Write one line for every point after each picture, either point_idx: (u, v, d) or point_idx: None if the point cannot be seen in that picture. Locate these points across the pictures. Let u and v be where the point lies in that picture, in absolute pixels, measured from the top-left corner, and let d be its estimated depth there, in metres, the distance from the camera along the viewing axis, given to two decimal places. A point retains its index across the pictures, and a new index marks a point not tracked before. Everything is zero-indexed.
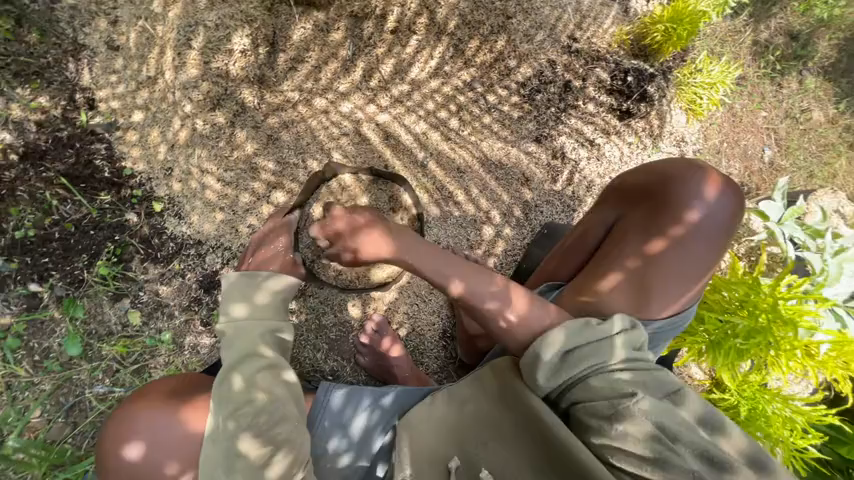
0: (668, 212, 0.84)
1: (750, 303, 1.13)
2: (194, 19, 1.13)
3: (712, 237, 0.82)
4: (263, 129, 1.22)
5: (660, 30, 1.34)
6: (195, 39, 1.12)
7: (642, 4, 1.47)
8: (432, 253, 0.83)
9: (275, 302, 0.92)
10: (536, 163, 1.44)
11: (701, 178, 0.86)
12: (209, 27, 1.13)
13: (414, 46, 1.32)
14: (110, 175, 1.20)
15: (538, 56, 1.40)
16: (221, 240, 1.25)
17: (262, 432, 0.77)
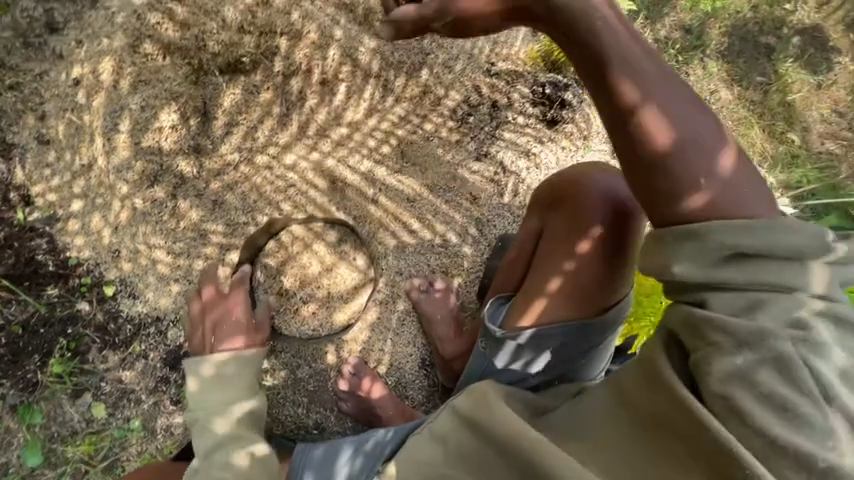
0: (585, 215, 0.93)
1: None
2: (118, 104, 1.15)
3: (622, 233, 0.93)
4: (207, 195, 1.22)
5: (560, 47, 1.50)
6: (123, 124, 1.13)
7: None
8: (672, 84, 0.71)
9: (235, 374, 0.91)
10: (481, 180, 1.51)
11: (604, 180, 0.97)
12: (134, 110, 1.14)
13: (345, 93, 1.39)
14: (54, 267, 1.17)
15: (463, 83, 1.49)
16: (180, 312, 1.23)
17: None
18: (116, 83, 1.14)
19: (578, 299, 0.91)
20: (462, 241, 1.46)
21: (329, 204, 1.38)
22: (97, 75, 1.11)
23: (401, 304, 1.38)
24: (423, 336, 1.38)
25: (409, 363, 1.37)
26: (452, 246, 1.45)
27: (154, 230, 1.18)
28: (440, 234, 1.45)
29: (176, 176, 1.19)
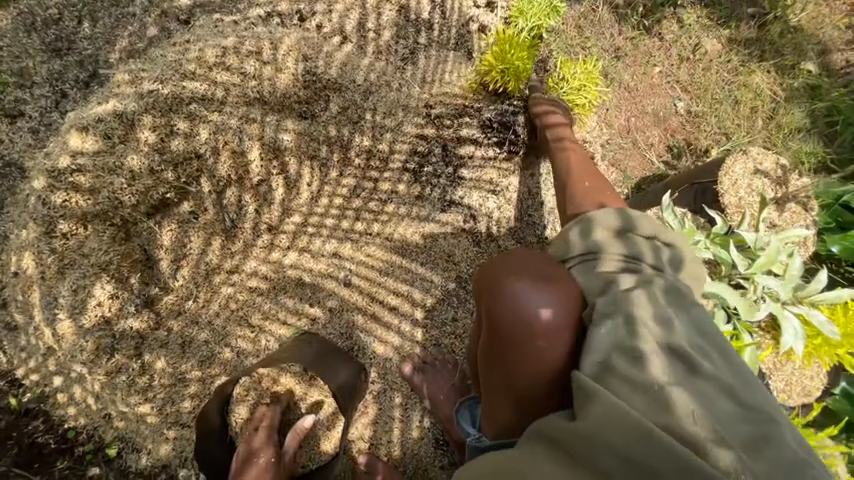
0: (508, 340, 0.73)
1: None
2: (51, 293, 1.12)
3: (563, 329, 0.73)
4: (174, 339, 1.20)
5: (497, 76, 1.32)
6: (61, 308, 1.11)
7: (479, 49, 1.45)
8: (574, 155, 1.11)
9: None
10: (453, 231, 1.37)
11: (526, 278, 0.75)
12: (68, 296, 1.12)
13: (285, 184, 1.30)
14: (57, 442, 1.20)
15: (405, 135, 1.36)
16: (183, 453, 1.22)
17: None
18: (45, 272, 1.12)
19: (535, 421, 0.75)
20: (446, 304, 1.35)
21: (300, 304, 1.29)
22: (38, 259, 1.12)
23: (399, 388, 1.30)
24: (430, 415, 1.30)
25: (423, 446, 1.29)
26: (437, 312, 1.34)
27: (131, 388, 1.16)
28: (422, 302, 1.34)
29: (133, 337, 1.17)
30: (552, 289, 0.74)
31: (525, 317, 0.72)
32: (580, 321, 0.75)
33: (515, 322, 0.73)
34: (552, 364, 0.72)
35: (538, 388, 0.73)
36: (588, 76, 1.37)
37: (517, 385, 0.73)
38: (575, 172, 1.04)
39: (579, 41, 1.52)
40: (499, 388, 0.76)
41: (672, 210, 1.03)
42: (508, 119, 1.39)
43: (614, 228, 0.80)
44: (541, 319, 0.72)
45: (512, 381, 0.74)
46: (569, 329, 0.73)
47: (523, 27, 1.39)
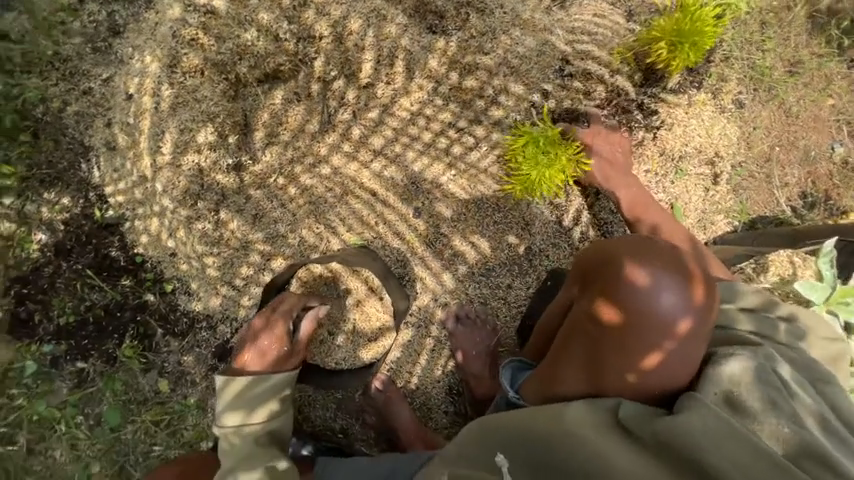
0: (634, 330, 0.73)
1: None
2: (161, 126, 1.17)
3: (690, 343, 0.74)
4: (248, 208, 1.24)
5: (665, 48, 1.14)
6: (164, 146, 1.17)
7: (650, 9, 1.24)
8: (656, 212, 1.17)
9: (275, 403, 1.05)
10: (538, 202, 1.30)
11: (679, 279, 0.73)
12: (174, 133, 1.17)
13: (389, 95, 1.25)
14: (125, 262, 1.32)
15: (524, 86, 1.25)
16: (227, 312, 1.33)
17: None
18: (157, 105, 1.17)
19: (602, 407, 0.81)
20: (506, 269, 1.31)
21: (367, 219, 1.29)
22: (153, 87, 1.17)
23: (432, 330, 1.33)
24: (452, 364, 1.33)
25: (436, 387, 1.34)
26: (496, 274, 1.31)
27: (200, 240, 1.24)
28: (483, 259, 1.31)
29: (216, 193, 1.22)
30: (697, 298, 0.73)
31: (660, 312, 0.72)
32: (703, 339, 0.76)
33: (651, 320, 0.72)
34: (660, 366, 0.75)
35: (634, 378, 0.76)
36: (675, 22, 1.12)
37: (613, 367, 0.77)
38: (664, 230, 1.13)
39: (756, 39, 1.29)
40: (590, 367, 0.79)
41: (833, 259, 1.01)
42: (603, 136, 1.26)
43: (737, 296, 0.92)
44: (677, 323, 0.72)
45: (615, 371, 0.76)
46: (694, 342, 0.74)
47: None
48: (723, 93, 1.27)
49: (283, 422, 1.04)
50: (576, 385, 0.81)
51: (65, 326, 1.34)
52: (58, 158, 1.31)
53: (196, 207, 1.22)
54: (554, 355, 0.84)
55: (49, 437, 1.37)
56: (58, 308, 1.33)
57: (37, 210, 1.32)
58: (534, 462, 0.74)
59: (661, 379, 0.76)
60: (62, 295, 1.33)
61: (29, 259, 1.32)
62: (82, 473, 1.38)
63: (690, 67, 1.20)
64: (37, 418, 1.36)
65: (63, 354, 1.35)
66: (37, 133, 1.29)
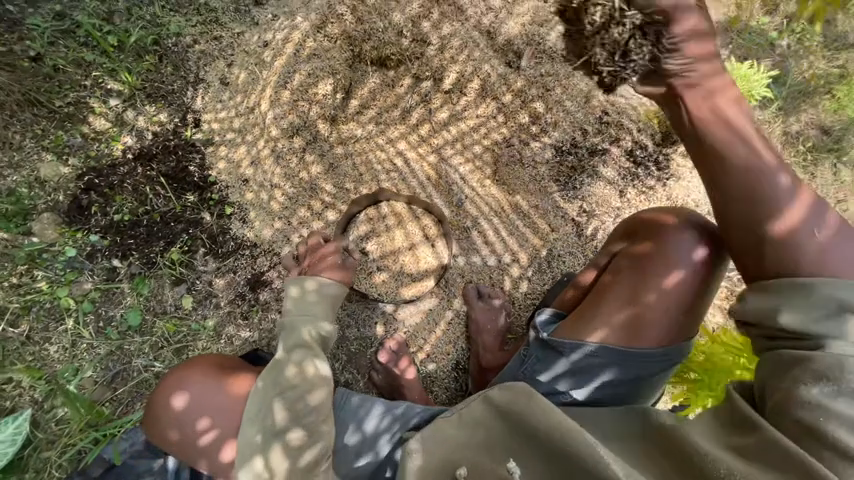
0: (664, 255, 0.93)
1: None
2: (293, 67, 1.45)
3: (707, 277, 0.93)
4: (327, 157, 1.46)
5: None
6: (291, 82, 1.44)
7: None
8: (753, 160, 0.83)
9: (323, 300, 0.92)
10: (564, 216, 1.53)
11: (697, 221, 0.97)
12: (303, 74, 1.45)
13: (463, 104, 1.54)
14: (198, 179, 1.45)
15: (570, 123, 1.55)
16: (274, 245, 1.44)
17: (290, 394, 0.79)
18: (297, 52, 1.46)
19: (630, 334, 0.92)
20: (529, 265, 1.50)
21: (421, 194, 1.49)
22: (300, 39, 1.46)
23: (453, 304, 1.46)
24: (464, 340, 1.45)
25: (445, 360, 1.44)
26: (519, 268, 1.50)
27: (280, 172, 1.44)
28: (510, 252, 1.50)
29: (310, 134, 1.46)
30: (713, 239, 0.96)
31: (693, 248, 0.93)
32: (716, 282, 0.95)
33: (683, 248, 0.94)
34: (686, 292, 0.92)
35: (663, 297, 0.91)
36: None
37: (649, 290, 0.92)
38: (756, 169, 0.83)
39: None
40: (630, 286, 0.94)
41: None
42: (624, 177, 1.55)
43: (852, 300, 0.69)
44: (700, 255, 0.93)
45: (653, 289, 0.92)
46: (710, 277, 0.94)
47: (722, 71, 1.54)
48: None
49: (328, 330, 0.90)
50: (616, 305, 0.94)
51: (117, 222, 1.41)
52: (169, 81, 1.49)
53: (292, 140, 1.46)
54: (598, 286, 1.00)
55: (52, 328, 1.34)
56: (117, 205, 1.41)
57: (135, 117, 1.47)
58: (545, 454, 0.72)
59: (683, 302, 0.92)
60: (127, 195, 1.42)
61: (110, 156, 1.44)
62: (69, 374, 1.31)
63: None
64: (49, 306, 1.35)
65: (103, 248, 1.39)
66: (162, 57, 1.50)
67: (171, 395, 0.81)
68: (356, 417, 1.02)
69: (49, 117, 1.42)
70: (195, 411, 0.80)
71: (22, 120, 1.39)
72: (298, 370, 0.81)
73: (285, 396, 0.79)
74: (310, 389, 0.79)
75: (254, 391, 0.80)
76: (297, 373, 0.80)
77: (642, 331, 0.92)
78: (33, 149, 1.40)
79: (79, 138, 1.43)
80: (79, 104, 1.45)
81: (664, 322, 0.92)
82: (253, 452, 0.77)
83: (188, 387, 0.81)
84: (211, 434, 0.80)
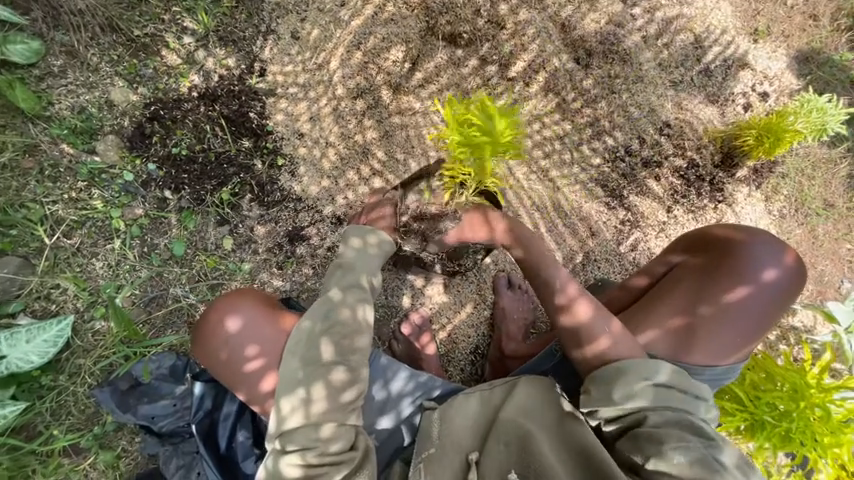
0: (730, 270, 0.91)
1: (798, 389, 1.13)
2: (369, 29, 1.47)
3: (771, 300, 0.90)
4: (384, 124, 1.47)
5: (755, 137, 1.41)
6: (364, 44, 1.46)
7: (740, 112, 1.56)
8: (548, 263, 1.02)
9: (378, 251, 0.96)
10: (606, 222, 1.51)
11: (773, 243, 0.93)
12: (377, 38, 1.46)
13: (524, 94, 1.53)
14: (256, 127, 1.48)
15: (629, 129, 1.52)
16: (318, 202, 1.47)
17: (338, 333, 0.84)
18: (374, 15, 1.47)
19: (681, 344, 0.90)
20: (563, 264, 1.49)
21: None
22: (381, 2, 1.47)
23: (483, 290, 1.47)
24: (488, 325, 1.47)
25: (465, 343, 1.45)
26: None
27: (336, 132, 1.47)
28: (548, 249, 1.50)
29: (371, 99, 1.47)
30: (788, 261, 0.92)
31: (762, 269, 0.90)
32: (781, 307, 0.92)
33: (750, 266, 0.91)
34: (747, 309, 0.89)
35: (721, 313, 0.89)
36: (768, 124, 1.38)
37: (707, 301, 0.90)
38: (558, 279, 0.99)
39: (809, 173, 1.57)
40: (686, 297, 0.92)
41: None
42: (675, 192, 1.51)
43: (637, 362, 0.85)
44: (768, 277, 0.90)
45: (710, 304, 0.90)
46: (775, 302, 0.91)
47: (795, 101, 1.48)
48: (772, 199, 1.55)
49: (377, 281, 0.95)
50: (669, 314, 0.92)
51: (174, 155, 1.45)
52: (242, 27, 1.52)
53: (353, 102, 1.48)
54: (652, 292, 0.98)
55: (100, 245, 1.40)
56: (177, 138, 1.46)
57: (205, 57, 1.51)
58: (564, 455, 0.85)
59: (741, 322, 0.89)
60: (187, 131, 1.46)
61: (177, 91, 1.48)
62: (110, 291, 1.38)
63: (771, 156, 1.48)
64: (101, 223, 1.41)
65: (158, 178, 1.44)
66: (239, 2, 1.52)
67: (222, 320, 0.85)
68: (383, 378, 1.04)
69: (126, 45, 1.47)
70: (243, 338, 0.85)
71: (102, 44, 1.45)
72: (351, 312, 0.85)
73: (334, 332, 0.83)
74: (361, 333, 0.85)
75: (303, 324, 0.84)
76: (350, 315, 0.85)
77: (696, 341, 0.89)
78: (107, 73, 1.45)
79: (151, 70, 1.48)
80: (156, 37, 1.49)
81: (718, 338, 0.89)
82: (295, 384, 0.80)
83: (238, 314, 0.85)
84: (257, 363, 0.84)
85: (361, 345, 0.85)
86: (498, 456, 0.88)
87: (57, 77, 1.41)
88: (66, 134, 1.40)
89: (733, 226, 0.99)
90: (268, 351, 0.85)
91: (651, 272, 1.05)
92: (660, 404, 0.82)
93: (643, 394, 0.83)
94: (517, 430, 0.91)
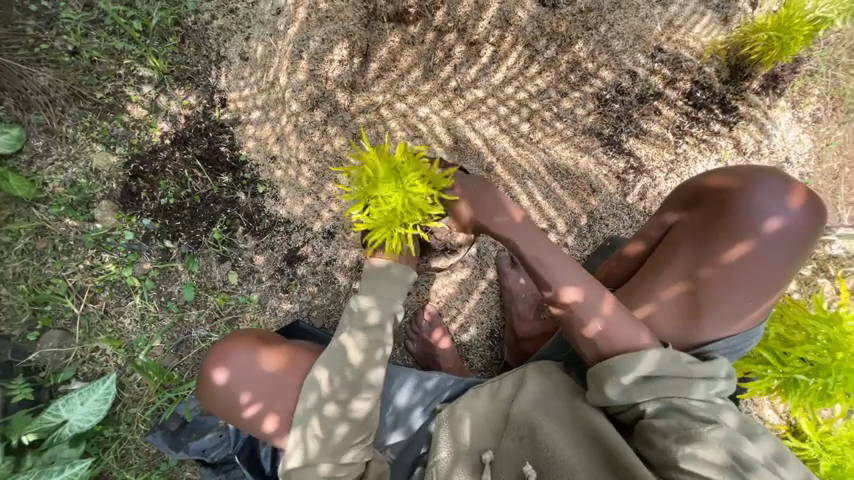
0: (731, 227, 0.84)
1: (832, 341, 1.05)
2: (307, 33, 1.39)
3: (785, 250, 0.82)
4: (350, 128, 1.43)
5: (761, 41, 1.20)
6: (306, 51, 1.38)
7: (747, 12, 1.33)
8: (538, 244, 0.89)
9: (371, 278, 1.00)
10: (606, 174, 1.38)
11: (778, 184, 0.84)
12: (317, 41, 1.38)
13: (490, 56, 1.40)
14: (230, 160, 1.48)
15: (616, 65, 1.35)
16: (305, 221, 1.47)
17: (329, 363, 0.96)
18: (309, 16, 1.39)
19: (690, 317, 0.84)
20: (567, 230, 1.40)
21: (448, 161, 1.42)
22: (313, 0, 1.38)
23: (487, 274, 1.43)
24: (499, 308, 1.43)
25: (480, 330, 1.43)
26: (556, 234, 1.40)
27: (305, 148, 1.44)
28: (547, 217, 1.40)
29: (331, 105, 1.42)
30: (796, 202, 0.83)
31: (769, 218, 0.82)
32: (800, 253, 0.83)
33: (754, 218, 0.83)
34: (756, 267, 0.82)
35: (728, 276, 0.83)
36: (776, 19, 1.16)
37: (708, 266, 0.84)
38: (546, 260, 0.88)
39: (844, 63, 1.33)
40: (686, 264, 0.87)
41: None
42: (680, 124, 1.35)
43: (657, 359, 0.79)
44: (778, 227, 0.82)
45: (716, 268, 0.83)
46: (791, 250, 0.82)
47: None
48: (800, 104, 1.34)
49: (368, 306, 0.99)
50: (670, 285, 0.87)
51: (164, 206, 1.50)
52: (194, 62, 1.49)
53: (313, 113, 1.43)
54: (649, 263, 0.93)
55: (123, 303, 1.49)
56: (162, 189, 1.49)
57: (167, 102, 1.50)
58: (581, 444, 0.82)
59: (753, 279, 0.82)
60: (169, 179, 1.49)
61: (150, 142, 1.50)
62: (141, 343, 1.48)
63: (793, 56, 1.26)
64: (119, 284, 1.50)
65: (156, 230, 1.50)
66: (184, 37, 1.48)
67: (216, 374, 0.97)
68: (391, 389, 1.09)
69: (94, 109, 1.49)
70: (238, 387, 0.97)
71: (73, 115, 1.48)
72: (338, 342, 0.98)
73: (326, 360, 0.97)
74: (348, 362, 0.96)
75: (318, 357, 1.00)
76: (337, 345, 0.98)
77: (703, 310, 0.84)
78: (85, 141, 1.49)
79: (122, 127, 1.50)
80: (118, 94, 1.50)
81: (731, 303, 0.83)
82: (301, 419, 0.95)
83: (230, 367, 0.97)
84: (253, 407, 0.97)
85: (345, 371, 0.95)
86: (512, 451, 0.87)
87: (43, 157, 1.47)
88: (65, 209, 1.47)
89: (729, 170, 0.90)
90: (261, 393, 0.97)
91: (649, 238, 0.99)
92: (691, 400, 0.77)
93: (658, 392, 0.78)
94: (530, 422, 0.88)
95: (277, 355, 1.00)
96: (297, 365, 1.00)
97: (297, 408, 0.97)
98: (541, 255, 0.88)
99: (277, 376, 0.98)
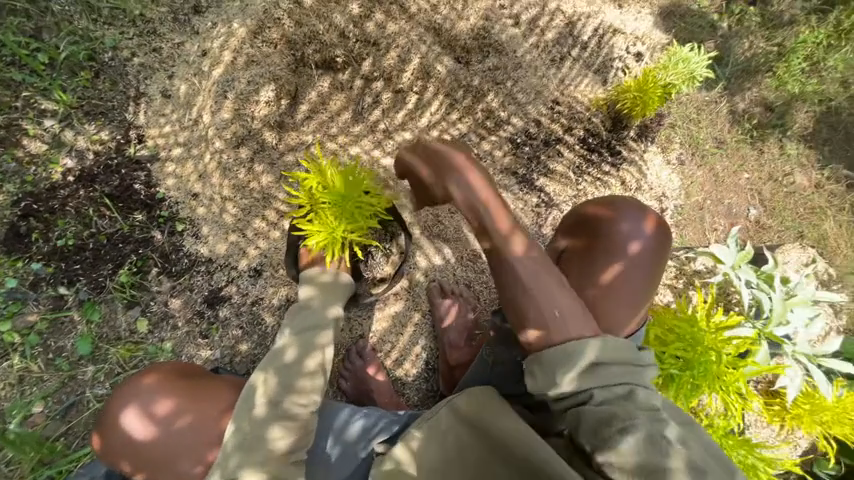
0: (604, 249, 0.97)
1: (698, 341, 1.23)
2: (233, 75, 1.42)
3: (647, 265, 0.97)
4: (278, 166, 1.45)
5: (630, 98, 1.47)
6: (231, 92, 1.40)
7: (621, 76, 1.63)
8: (516, 219, 0.82)
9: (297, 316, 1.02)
10: (522, 207, 1.53)
11: (635, 211, 1.00)
12: (243, 83, 1.41)
13: (414, 103, 1.53)
14: (145, 197, 1.40)
15: (523, 115, 1.56)
16: (229, 259, 1.41)
17: (242, 407, 0.91)
18: (235, 59, 1.42)
19: None
20: None
21: None
22: (239, 45, 1.42)
23: (420, 305, 1.46)
24: (432, 339, 1.45)
25: (414, 363, 1.43)
26: (481, 263, 1.49)
27: (229, 185, 1.41)
28: (472, 248, 1.50)
29: (258, 143, 1.44)
30: (650, 229, 0.99)
31: (631, 239, 0.97)
32: (658, 267, 0.99)
33: (621, 240, 0.97)
34: (626, 281, 0.96)
35: (607, 291, 0.95)
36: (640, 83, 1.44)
37: (591, 285, 0.96)
38: (520, 235, 0.81)
39: (693, 119, 1.66)
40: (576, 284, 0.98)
41: (736, 235, 1.38)
42: (579, 165, 1.56)
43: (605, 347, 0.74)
44: (639, 246, 0.97)
45: (598, 285, 0.96)
46: (651, 265, 0.98)
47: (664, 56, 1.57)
48: (668, 149, 1.63)
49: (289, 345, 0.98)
50: None
51: (60, 248, 1.34)
52: (108, 97, 1.42)
53: (240, 151, 1.43)
54: None
55: None
56: (59, 229, 1.35)
57: (73, 137, 1.39)
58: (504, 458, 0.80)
59: (627, 292, 0.96)
60: (69, 219, 1.35)
61: (49, 179, 1.36)
62: (17, 410, 1.25)
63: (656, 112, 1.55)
64: None
65: (47, 276, 1.33)
66: (98, 73, 1.42)
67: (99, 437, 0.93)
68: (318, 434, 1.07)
69: None
70: (119, 453, 0.93)
71: None
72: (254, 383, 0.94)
73: (241, 403, 0.92)
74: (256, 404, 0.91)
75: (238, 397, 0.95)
76: (252, 386, 0.93)
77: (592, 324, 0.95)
78: None
79: (14, 163, 1.35)
80: (11, 127, 1.36)
81: (612, 315, 0.96)
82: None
83: (111, 432, 0.92)
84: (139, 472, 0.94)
85: (257, 412, 0.90)
86: None
87: None
88: None
89: (599, 201, 1.06)
90: (141, 462, 0.93)
91: None
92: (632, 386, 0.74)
93: (604, 380, 0.73)
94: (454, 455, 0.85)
95: (143, 421, 0.91)
96: (166, 432, 0.91)
97: (181, 471, 0.94)
98: (515, 231, 0.81)
99: (152, 446, 0.91)
